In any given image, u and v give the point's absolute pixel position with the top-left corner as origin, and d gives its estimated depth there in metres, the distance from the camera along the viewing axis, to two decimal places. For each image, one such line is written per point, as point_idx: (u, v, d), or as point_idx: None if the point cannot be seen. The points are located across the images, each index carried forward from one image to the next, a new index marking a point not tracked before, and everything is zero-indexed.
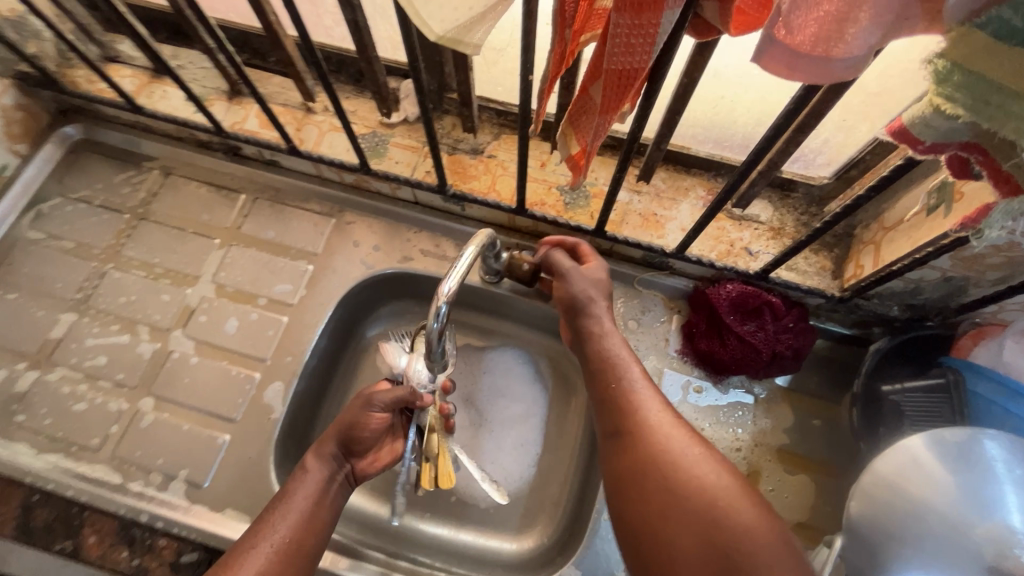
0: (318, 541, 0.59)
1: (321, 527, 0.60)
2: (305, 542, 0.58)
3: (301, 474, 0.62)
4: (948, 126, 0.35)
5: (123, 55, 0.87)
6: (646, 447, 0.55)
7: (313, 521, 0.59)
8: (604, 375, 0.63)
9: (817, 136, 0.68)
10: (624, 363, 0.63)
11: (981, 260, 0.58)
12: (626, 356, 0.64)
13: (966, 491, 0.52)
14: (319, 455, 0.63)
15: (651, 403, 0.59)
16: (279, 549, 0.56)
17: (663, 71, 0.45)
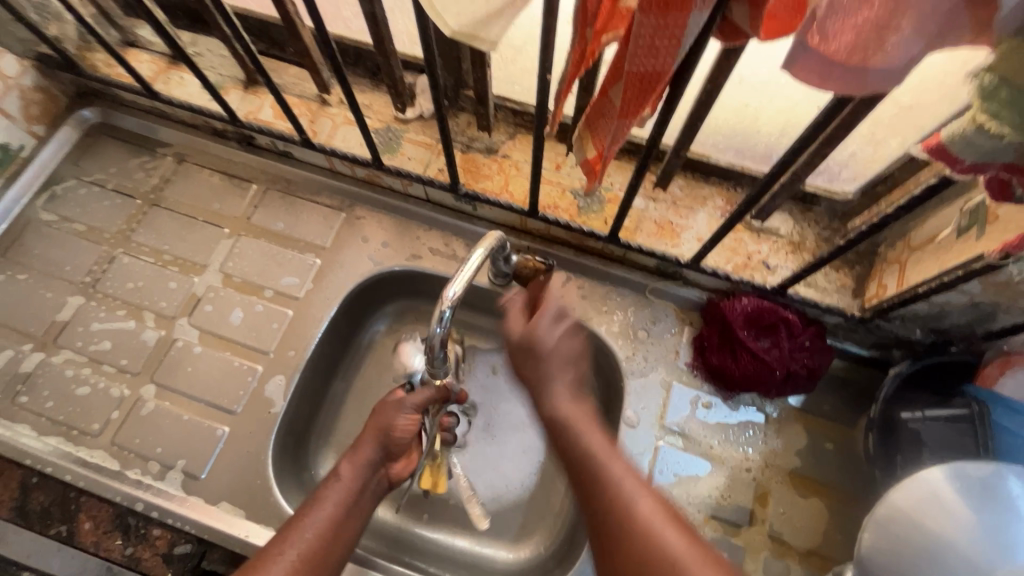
0: (340, 552, 0.57)
1: (347, 538, 0.59)
2: (330, 551, 0.56)
3: (333, 480, 0.61)
4: (991, 145, 0.33)
5: (142, 40, 0.87)
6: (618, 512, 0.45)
7: (340, 530, 0.58)
8: (559, 437, 0.51)
9: (844, 150, 0.66)
10: (570, 413, 0.52)
11: (1013, 287, 0.56)
12: (573, 397, 0.53)
13: (989, 531, 0.49)
14: (356, 461, 0.63)
15: (615, 467, 0.47)
16: (308, 554, 0.54)
17: (686, 75, 0.43)
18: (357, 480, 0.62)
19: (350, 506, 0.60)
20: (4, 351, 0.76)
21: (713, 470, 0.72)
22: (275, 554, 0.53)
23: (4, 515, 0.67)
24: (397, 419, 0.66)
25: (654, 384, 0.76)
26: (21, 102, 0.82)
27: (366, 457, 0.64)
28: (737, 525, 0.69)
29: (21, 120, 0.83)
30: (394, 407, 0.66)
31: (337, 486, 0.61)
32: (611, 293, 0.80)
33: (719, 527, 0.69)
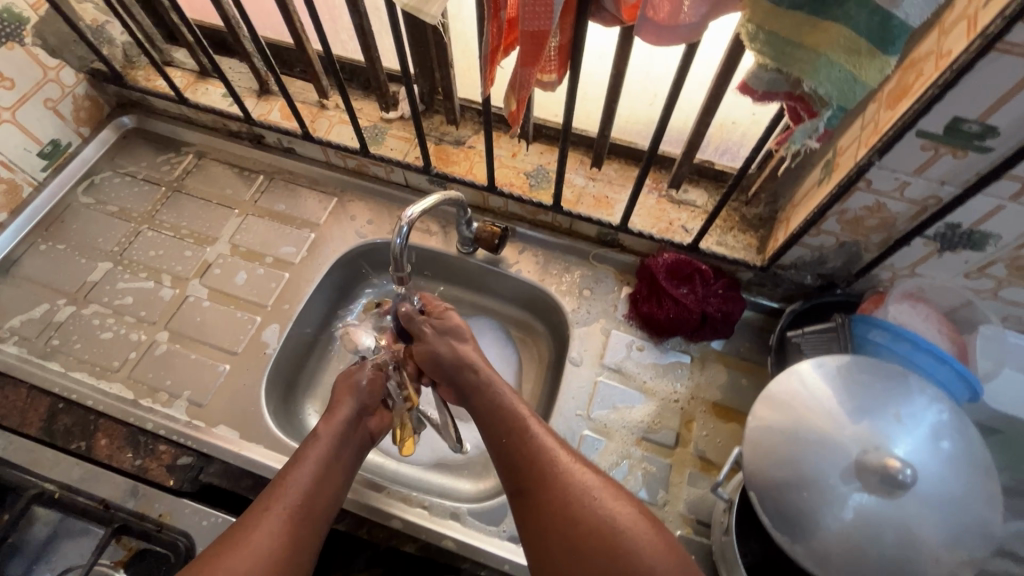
0: (325, 507, 0.64)
1: (329, 493, 0.65)
2: (315, 505, 0.63)
3: (313, 439, 0.68)
4: (768, 76, 0.49)
5: (177, 61, 1.05)
6: (552, 471, 0.63)
7: (322, 483, 0.65)
8: (500, 418, 0.69)
9: (736, 131, 0.82)
10: (515, 406, 0.69)
11: (862, 223, 0.70)
12: (512, 398, 0.71)
13: (849, 415, 0.61)
14: (332, 422, 0.70)
15: (548, 442, 0.66)
16: (292, 511, 0.60)
17: (580, 49, 0.60)
18: (334, 437, 0.68)
19: (329, 462, 0.66)
20: (41, 304, 0.89)
21: (646, 400, 0.83)
22: (263, 510, 0.60)
23: (32, 433, 0.79)
24: (361, 377, 0.76)
25: (596, 331, 0.88)
26: (73, 107, 1.00)
27: (341, 418, 0.71)
28: (666, 446, 0.80)
29: (72, 122, 1.01)
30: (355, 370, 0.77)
31: (316, 444, 0.67)
32: (560, 259, 0.95)
33: (650, 447, 0.80)
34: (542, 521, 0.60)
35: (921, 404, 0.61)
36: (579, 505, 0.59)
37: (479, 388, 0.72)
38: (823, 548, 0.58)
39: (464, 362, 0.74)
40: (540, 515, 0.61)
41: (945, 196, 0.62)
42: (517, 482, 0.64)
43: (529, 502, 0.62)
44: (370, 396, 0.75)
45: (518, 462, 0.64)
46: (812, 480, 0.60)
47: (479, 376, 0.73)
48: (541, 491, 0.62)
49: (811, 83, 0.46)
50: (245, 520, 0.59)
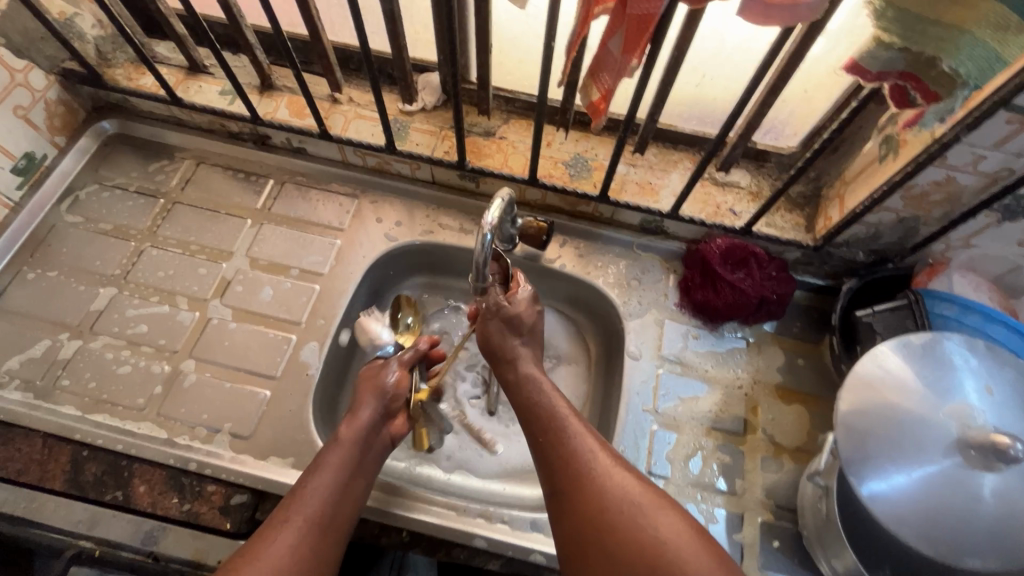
0: (343, 515, 0.61)
1: (353, 500, 0.62)
2: (337, 514, 0.60)
3: (336, 444, 0.65)
4: (887, 55, 0.46)
5: (161, 56, 0.94)
6: (586, 473, 0.59)
7: (347, 490, 0.62)
8: (540, 417, 0.65)
9: (784, 109, 0.80)
10: (555, 406, 0.65)
11: (927, 198, 0.70)
12: (552, 395, 0.67)
13: (934, 389, 0.62)
14: (354, 424, 0.67)
15: (586, 443, 0.62)
16: (309, 521, 0.58)
17: (664, 31, 0.55)
18: (358, 441, 0.66)
19: (353, 469, 0.64)
20: (42, 341, 0.80)
21: (710, 389, 0.82)
22: (286, 518, 0.57)
23: (56, 488, 0.70)
24: (389, 376, 0.73)
25: (650, 322, 0.86)
26: (46, 115, 0.88)
27: (364, 421, 0.68)
28: (737, 433, 0.79)
29: (46, 131, 0.89)
30: (382, 366, 0.75)
31: (338, 450, 0.65)
32: (603, 250, 0.91)
33: (721, 436, 0.79)
34: (578, 527, 0.57)
35: (1005, 376, 0.62)
36: (612, 514, 0.55)
37: (519, 385, 0.69)
38: (899, 513, 0.59)
39: (506, 356, 0.71)
40: (577, 518, 0.57)
41: (1019, 168, 0.62)
42: (554, 483, 0.60)
43: (567, 509, 0.58)
44: (393, 399, 0.72)
45: (556, 463, 0.61)
46: (904, 456, 0.60)
47: (519, 371, 0.70)
48: (577, 495, 0.58)
49: (951, 62, 0.44)
50: (267, 530, 0.56)
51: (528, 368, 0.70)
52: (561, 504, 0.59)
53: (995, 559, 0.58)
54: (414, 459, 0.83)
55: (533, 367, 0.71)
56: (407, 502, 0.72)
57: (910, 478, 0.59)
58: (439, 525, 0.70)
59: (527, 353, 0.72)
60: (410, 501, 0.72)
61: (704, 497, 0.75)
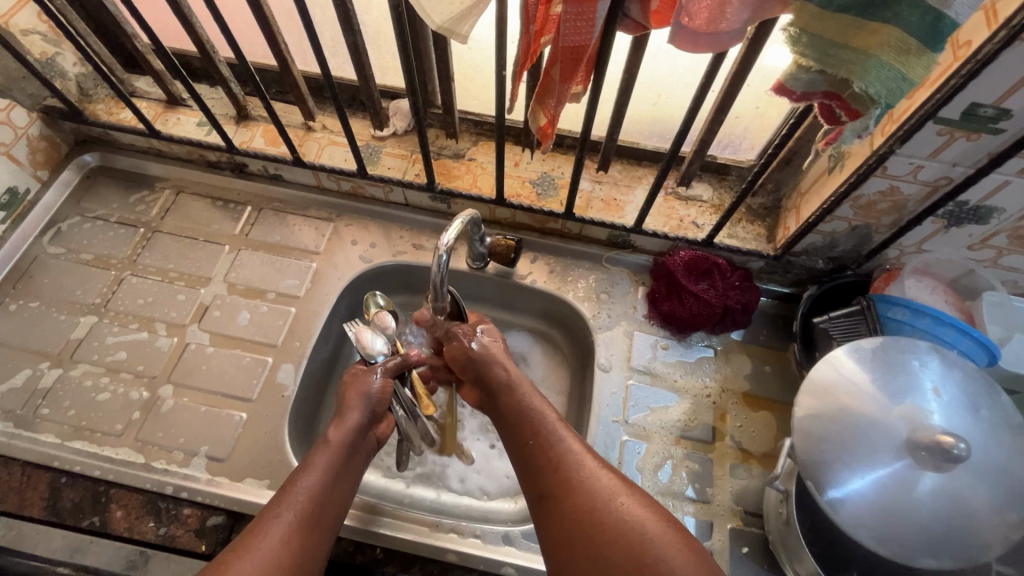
0: (334, 513, 0.60)
1: (341, 498, 0.62)
2: (324, 512, 0.59)
3: (322, 445, 0.65)
4: (808, 77, 0.49)
5: (140, 91, 0.98)
6: (571, 473, 0.58)
7: (334, 488, 0.62)
8: (528, 420, 0.65)
9: (739, 125, 0.83)
10: (544, 409, 0.66)
11: (874, 207, 0.73)
12: (540, 400, 0.67)
13: (887, 391, 0.63)
14: (343, 427, 0.67)
15: (572, 444, 0.61)
16: (303, 518, 0.57)
17: (605, 59, 0.58)
18: (347, 443, 0.66)
19: (342, 467, 0.64)
20: (22, 370, 0.81)
21: (679, 399, 0.84)
22: (273, 514, 0.57)
23: (35, 515, 0.72)
24: (372, 380, 0.73)
25: (619, 335, 0.88)
26: (28, 150, 0.91)
27: (352, 422, 0.68)
28: (705, 441, 0.81)
29: (29, 166, 0.92)
30: (366, 373, 0.73)
31: (326, 450, 0.64)
32: (573, 265, 0.94)
33: (690, 445, 0.81)
34: (562, 526, 0.55)
35: (953, 376, 0.64)
36: (597, 507, 0.54)
37: (509, 388, 0.69)
38: (857, 516, 0.60)
39: (491, 358, 0.72)
40: (561, 516, 0.56)
41: (956, 176, 0.65)
42: (541, 485, 0.59)
43: (553, 508, 0.57)
44: (379, 404, 0.71)
45: (545, 464, 0.60)
46: (860, 460, 0.61)
47: (506, 375, 0.70)
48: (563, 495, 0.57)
49: (861, 83, 0.47)
50: (255, 527, 0.55)
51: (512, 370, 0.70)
52: (547, 503, 0.57)
53: (949, 557, 0.59)
54: (391, 477, 0.84)
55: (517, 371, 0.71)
56: (379, 518, 0.73)
57: (866, 480, 0.61)
58: (411, 541, 0.71)
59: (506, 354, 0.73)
60: (382, 517, 0.73)
61: (674, 505, 0.76)
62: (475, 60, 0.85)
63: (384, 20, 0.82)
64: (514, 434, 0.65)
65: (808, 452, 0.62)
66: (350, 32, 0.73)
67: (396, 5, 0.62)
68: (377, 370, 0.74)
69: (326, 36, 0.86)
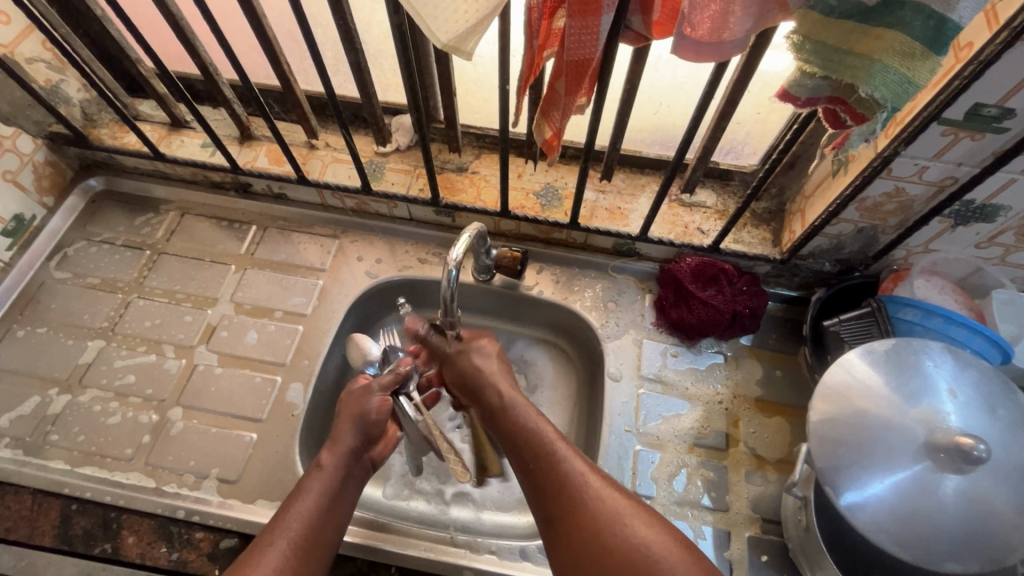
0: (331, 537, 0.60)
1: (336, 523, 0.61)
2: (321, 537, 0.59)
3: (316, 470, 0.64)
4: (813, 83, 0.49)
5: (144, 114, 0.98)
6: (574, 496, 0.57)
7: (330, 513, 0.61)
8: (528, 440, 0.63)
9: (740, 131, 0.84)
10: (541, 429, 0.63)
11: (880, 208, 0.73)
12: (537, 418, 0.65)
13: (902, 394, 0.63)
14: (335, 451, 0.65)
15: (576, 463, 0.60)
16: (295, 547, 0.57)
17: (609, 71, 0.59)
18: (339, 468, 0.64)
19: (335, 492, 0.63)
20: (31, 398, 0.81)
21: (692, 406, 0.83)
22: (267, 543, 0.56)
23: (46, 544, 0.71)
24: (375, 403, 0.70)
25: (628, 343, 0.88)
26: (34, 177, 0.91)
27: (344, 446, 0.66)
28: (719, 448, 0.80)
29: (34, 192, 0.92)
30: (363, 394, 0.71)
31: (320, 475, 0.63)
32: (579, 274, 0.94)
33: (703, 453, 0.80)
34: (572, 553, 0.54)
35: (968, 376, 0.64)
36: (601, 527, 0.54)
37: (504, 412, 0.66)
38: (876, 520, 0.60)
39: (483, 379, 0.70)
40: (571, 540, 0.55)
41: (962, 176, 0.65)
42: (547, 508, 0.58)
43: (561, 532, 0.56)
44: (375, 423, 0.69)
45: (547, 489, 0.59)
46: (877, 464, 0.61)
47: (502, 397, 0.68)
48: (571, 518, 0.56)
49: (866, 87, 0.47)
50: (250, 556, 0.55)
51: (500, 390, 0.69)
52: (554, 528, 0.57)
53: (974, 560, 0.59)
54: (403, 495, 0.83)
55: (512, 393, 0.69)
56: (391, 535, 0.73)
57: (885, 486, 0.60)
58: (424, 558, 0.71)
59: (503, 372, 0.71)
60: (395, 535, 0.73)
61: (690, 515, 0.76)
62: (477, 75, 0.86)
63: (386, 38, 0.83)
64: (515, 451, 0.63)
65: (825, 461, 0.62)
66: (352, 51, 0.73)
67: (399, 24, 0.63)
68: (376, 390, 0.72)
69: (327, 56, 0.87)
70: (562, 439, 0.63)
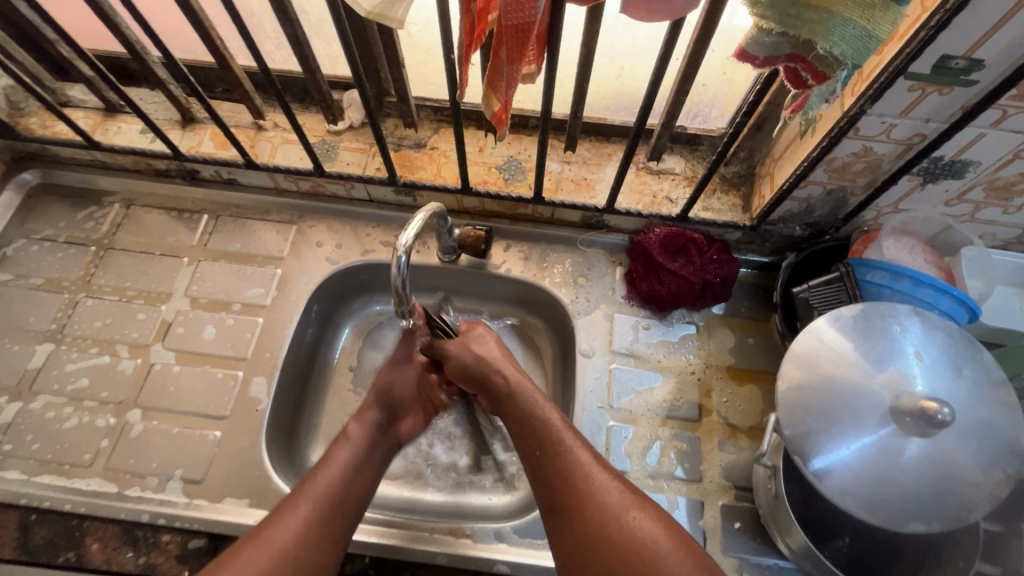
0: (359, 492, 0.63)
1: (363, 486, 0.64)
2: (348, 497, 0.61)
3: (344, 440, 0.66)
4: (770, 41, 0.46)
5: (75, 100, 0.91)
6: (577, 488, 0.56)
7: (355, 475, 0.64)
8: (530, 430, 0.62)
9: (707, 93, 0.80)
10: (548, 414, 0.63)
11: (849, 169, 0.70)
12: (544, 405, 0.64)
13: (870, 359, 0.62)
14: (360, 421, 0.69)
15: (580, 454, 0.59)
16: (321, 504, 0.59)
17: (557, 33, 0.54)
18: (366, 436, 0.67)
19: (361, 460, 0.65)
20: None
21: (664, 378, 0.82)
22: (275, 524, 0.56)
23: (6, 556, 0.69)
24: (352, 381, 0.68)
25: (599, 318, 0.86)
26: None
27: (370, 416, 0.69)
28: (692, 420, 0.80)
29: None
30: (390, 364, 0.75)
31: (347, 443, 0.66)
32: (548, 249, 0.91)
33: (677, 425, 0.80)
34: (578, 545, 0.53)
35: (935, 339, 0.63)
36: (603, 524, 0.53)
37: (510, 397, 0.66)
38: (843, 486, 0.59)
39: (490, 367, 0.69)
40: (574, 531, 0.54)
41: (930, 132, 0.63)
42: (550, 496, 0.57)
43: (565, 524, 0.55)
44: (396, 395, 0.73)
45: (551, 477, 0.57)
46: (843, 429, 0.60)
47: (508, 382, 0.67)
48: (576, 509, 0.55)
49: (825, 44, 0.44)
50: (278, 513, 0.58)
51: (507, 378, 0.68)
52: (559, 518, 0.55)
53: (938, 521, 0.59)
54: (376, 482, 0.83)
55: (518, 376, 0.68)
56: (361, 527, 0.72)
57: (852, 451, 0.60)
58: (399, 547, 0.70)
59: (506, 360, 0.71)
60: (365, 524, 0.72)
61: (665, 486, 0.76)
62: (426, 42, 0.80)
63: None
64: (519, 437, 0.63)
65: (797, 428, 0.61)
66: (287, 23, 0.68)
67: None
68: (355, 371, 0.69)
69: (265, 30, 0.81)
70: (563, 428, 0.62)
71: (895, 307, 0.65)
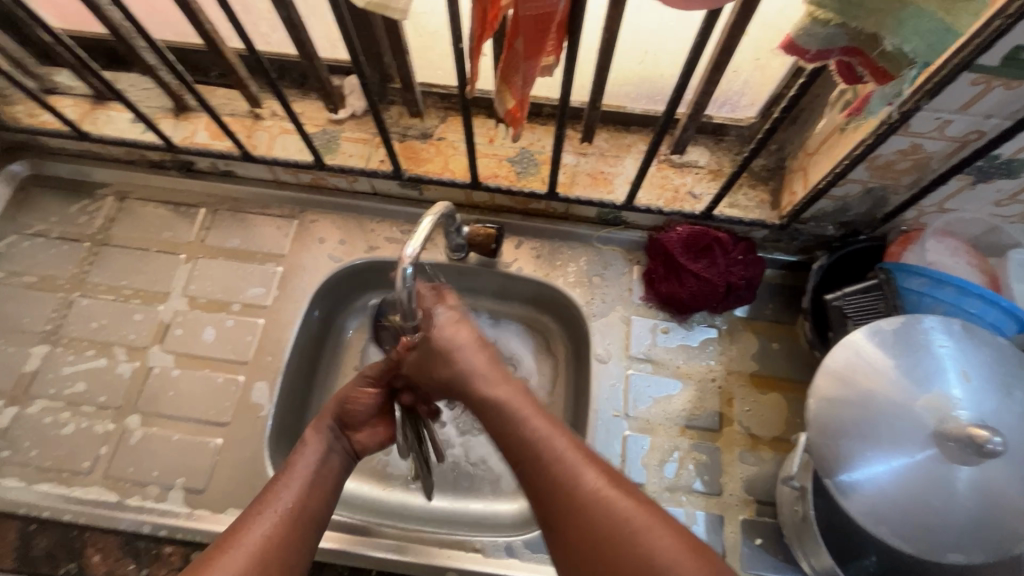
0: (321, 505, 0.56)
1: (325, 500, 0.57)
2: (311, 507, 0.55)
3: (305, 444, 0.61)
4: (825, 33, 0.41)
5: (62, 86, 0.87)
6: (560, 476, 0.49)
7: (318, 484, 0.58)
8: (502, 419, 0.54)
9: (737, 80, 0.74)
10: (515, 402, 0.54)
11: (893, 167, 0.65)
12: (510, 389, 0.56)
13: (910, 378, 0.58)
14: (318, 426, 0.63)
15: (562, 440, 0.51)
16: (285, 514, 0.52)
17: (580, 21, 0.49)
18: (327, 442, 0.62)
19: (323, 468, 0.59)
20: None
21: (683, 386, 0.78)
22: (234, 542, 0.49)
23: (8, 567, 0.68)
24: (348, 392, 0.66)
25: (616, 321, 0.82)
26: None
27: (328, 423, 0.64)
28: (712, 430, 0.76)
29: None
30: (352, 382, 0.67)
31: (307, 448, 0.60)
32: (561, 247, 0.86)
33: (696, 435, 0.76)
34: (574, 544, 0.46)
35: (984, 358, 0.58)
36: (596, 513, 0.46)
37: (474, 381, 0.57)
38: (879, 514, 0.56)
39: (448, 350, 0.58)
40: (563, 528, 0.47)
41: (989, 129, 0.56)
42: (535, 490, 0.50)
43: (554, 516, 0.48)
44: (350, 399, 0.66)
45: (533, 469, 0.50)
46: (878, 452, 0.56)
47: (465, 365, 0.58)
48: (560, 494, 0.48)
49: (895, 38, 0.39)
50: (232, 528, 0.50)
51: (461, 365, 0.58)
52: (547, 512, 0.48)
53: (978, 551, 0.55)
54: (382, 489, 0.80)
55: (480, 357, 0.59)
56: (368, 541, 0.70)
57: (888, 477, 0.56)
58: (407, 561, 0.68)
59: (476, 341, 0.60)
60: (374, 536, 0.70)
61: (683, 500, 0.73)
62: (432, 24, 0.74)
63: None
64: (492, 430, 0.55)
65: (825, 447, 0.57)
66: (281, 5, 0.62)
67: None
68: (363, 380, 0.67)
69: (259, 11, 0.75)
70: (537, 409, 0.54)
71: (942, 321, 0.60)
